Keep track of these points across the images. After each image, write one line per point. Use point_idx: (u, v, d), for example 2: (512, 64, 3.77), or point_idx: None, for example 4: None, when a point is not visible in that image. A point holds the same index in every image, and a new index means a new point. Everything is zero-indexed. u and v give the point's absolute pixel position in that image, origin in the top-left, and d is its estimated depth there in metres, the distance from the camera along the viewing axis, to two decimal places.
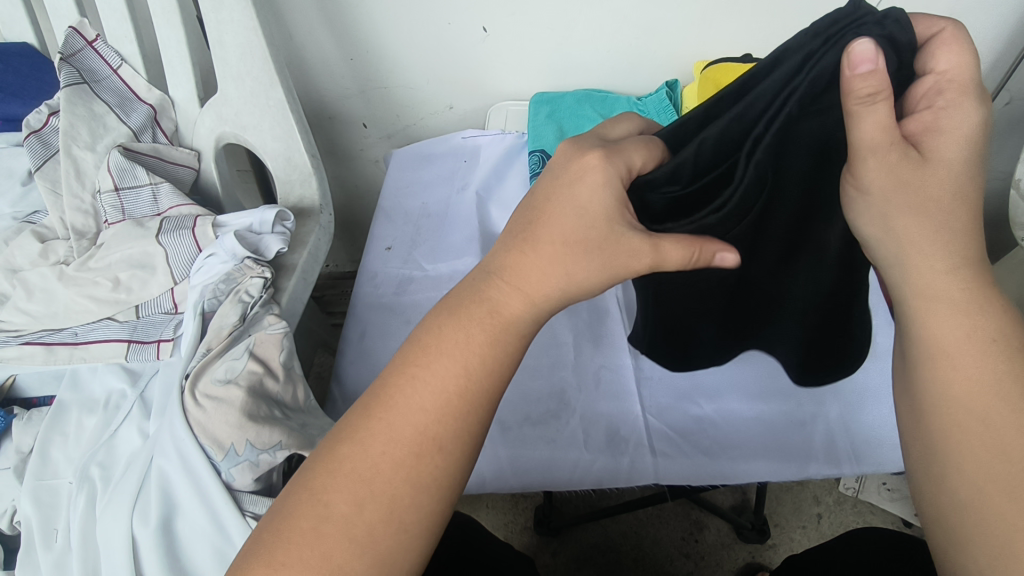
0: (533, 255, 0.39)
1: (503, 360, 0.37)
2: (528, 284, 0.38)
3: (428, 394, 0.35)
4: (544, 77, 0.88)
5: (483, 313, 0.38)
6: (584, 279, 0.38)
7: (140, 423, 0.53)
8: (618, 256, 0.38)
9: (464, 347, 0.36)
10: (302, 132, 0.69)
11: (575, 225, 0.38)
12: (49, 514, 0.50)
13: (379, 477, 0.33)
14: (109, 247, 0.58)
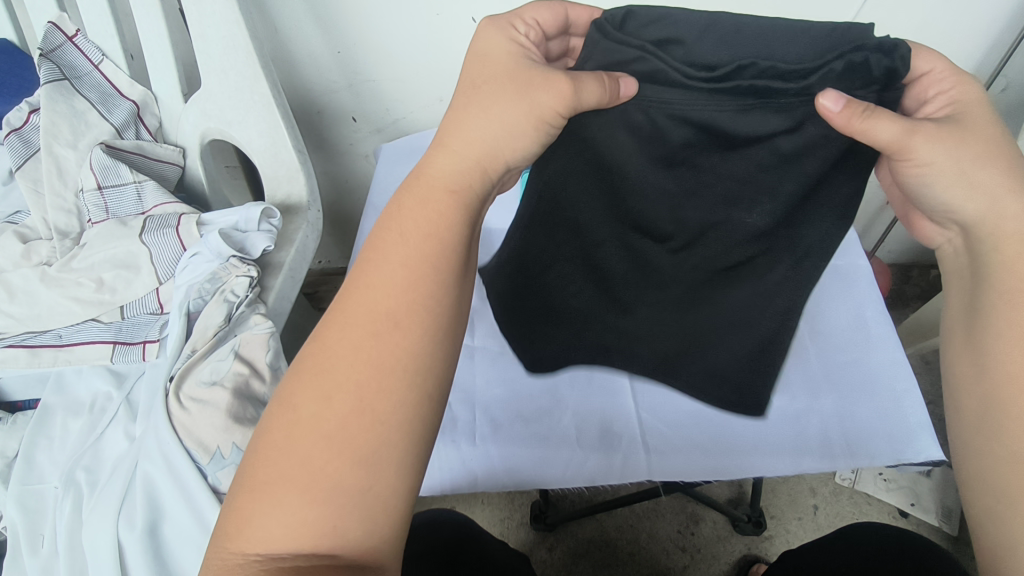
0: (466, 123, 0.40)
1: (442, 226, 0.38)
2: (461, 142, 0.40)
3: (375, 277, 0.36)
4: None
5: (424, 187, 0.39)
6: (487, 128, 0.40)
7: (125, 425, 0.52)
8: (526, 91, 0.39)
9: (403, 223, 0.38)
10: (288, 127, 0.68)
11: (492, 81, 0.40)
12: (34, 519, 0.50)
13: (341, 368, 0.33)
14: (92, 247, 0.57)
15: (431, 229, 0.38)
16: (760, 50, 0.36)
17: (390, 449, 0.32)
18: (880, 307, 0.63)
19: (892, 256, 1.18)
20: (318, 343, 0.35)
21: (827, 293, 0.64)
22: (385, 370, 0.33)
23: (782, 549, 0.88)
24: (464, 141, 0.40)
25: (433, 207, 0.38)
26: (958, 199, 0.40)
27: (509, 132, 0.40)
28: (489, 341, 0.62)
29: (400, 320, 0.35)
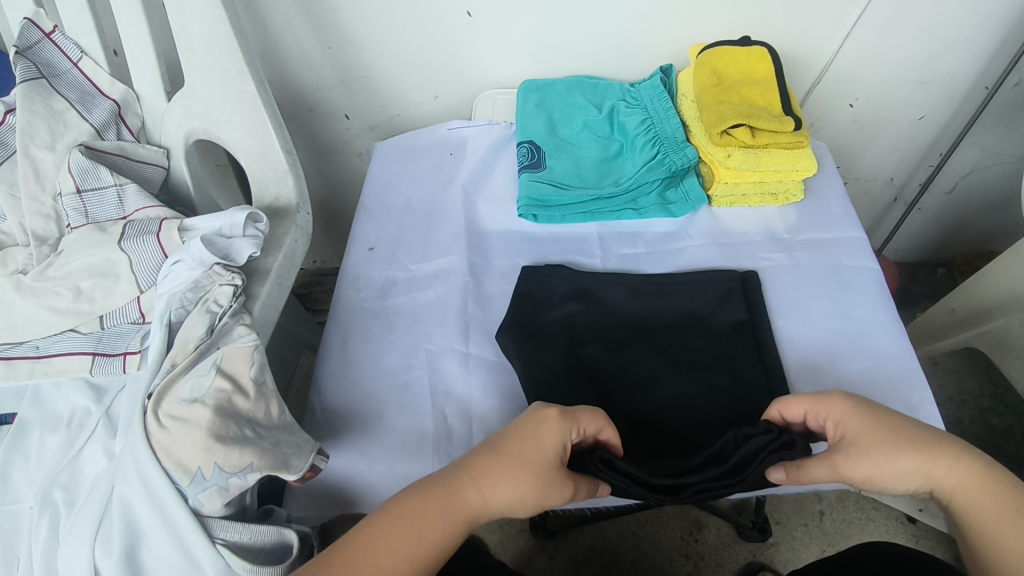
0: (501, 471, 0.42)
1: (442, 542, 0.40)
2: (490, 492, 0.41)
3: (399, 538, 0.39)
4: (532, 64, 0.84)
5: (439, 507, 0.40)
6: (507, 498, 0.41)
7: (105, 442, 0.50)
8: (541, 489, 0.41)
9: (409, 526, 0.40)
10: (275, 126, 0.65)
11: (517, 462, 0.42)
12: (10, 541, 0.48)
13: None
14: (69, 254, 0.54)
15: (429, 545, 0.40)
16: (713, 480, 0.43)
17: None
18: (893, 312, 0.60)
19: (899, 253, 1.18)
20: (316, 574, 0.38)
21: (838, 298, 0.62)
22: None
23: (787, 556, 0.86)
24: (482, 501, 0.41)
25: (437, 531, 0.40)
26: (890, 483, 0.43)
27: (515, 505, 0.41)
28: (485, 351, 0.60)
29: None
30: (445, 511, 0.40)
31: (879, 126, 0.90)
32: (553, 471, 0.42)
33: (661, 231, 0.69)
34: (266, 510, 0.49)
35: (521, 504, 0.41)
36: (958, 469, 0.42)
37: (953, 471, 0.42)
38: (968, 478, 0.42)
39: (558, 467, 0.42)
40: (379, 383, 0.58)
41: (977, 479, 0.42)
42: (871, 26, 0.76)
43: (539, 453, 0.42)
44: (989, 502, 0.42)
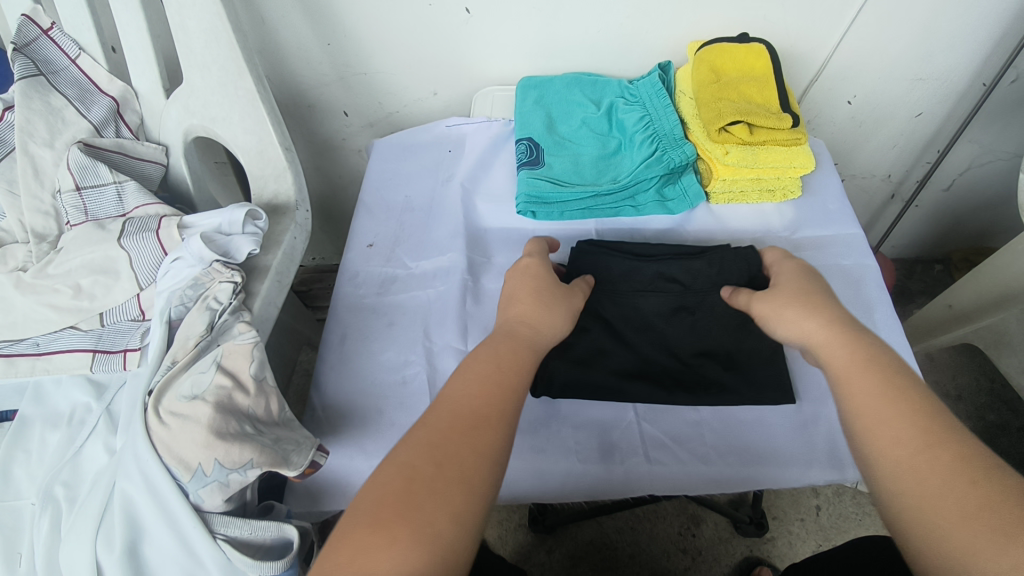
0: (527, 306, 0.48)
1: (518, 371, 0.42)
2: (524, 323, 0.47)
3: (477, 383, 0.40)
4: (531, 62, 0.84)
5: (504, 348, 0.44)
6: (540, 316, 0.48)
7: (105, 438, 0.50)
8: (561, 305, 0.50)
9: (485, 365, 0.42)
10: (274, 123, 0.65)
11: (524, 282, 0.51)
12: (12, 538, 0.48)
13: (452, 441, 0.36)
14: (69, 252, 0.55)
15: (512, 375, 0.41)
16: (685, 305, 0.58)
17: (477, 533, 0.33)
18: (888, 309, 0.61)
19: (897, 250, 1.18)
20: (397, 453, 0.35)
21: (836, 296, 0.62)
22: (486, 458, 0.36)
23: (784, 550, 0.87)
24: (525, 333, 0.46)
25: (519, 363, 0.43)
26: (790, 331, 0.47)
27: (551, 327, 0.48)
28: None
29: (487, 422, 0.37)
30: (505, 336, 0.45)
31: (876, 123, 0.91)
32: (560, 292, 0.51)
33: (660, 226, 0.70)
34: (267, 505, 0.49)
35: (552, 323, 0.48)
36: (848, 359, 0.42)
37: (847, 346, 0.43)
38: (857, 364, 0.41)
39: (563, 289, 0.52)
40: (378, 380, 0.58)
41: (867, 355, 0.41)
42: (870, 23, 0.76)
43: (542, 275, 0.53)
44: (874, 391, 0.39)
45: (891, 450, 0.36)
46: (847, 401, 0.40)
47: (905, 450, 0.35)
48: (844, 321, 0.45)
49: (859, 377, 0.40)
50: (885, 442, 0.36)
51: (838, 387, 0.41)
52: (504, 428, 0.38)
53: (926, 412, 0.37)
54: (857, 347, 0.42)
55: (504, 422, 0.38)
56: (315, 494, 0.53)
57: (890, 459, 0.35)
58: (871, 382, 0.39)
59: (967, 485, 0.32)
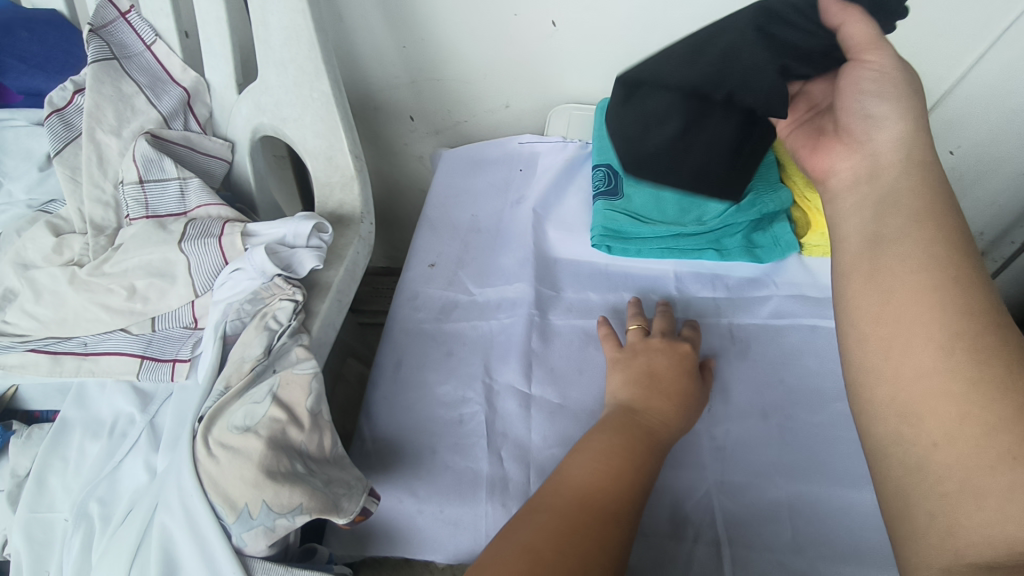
0: (662, 402, 0.50)
1: (642, 467, 0.45)
2: (657, 418, 0.49)
3: (604, 472, 0.44)
4: (613, 81, 0.79)
5: (629, 435, 0.47)
6: (669, 415, 0.49)
7: (147, 455, 0.47)
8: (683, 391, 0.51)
9: (604, 450, 0.45)
10: (347, 129, 0.61)
11: (670, 363, 0.53)
12: (42, 553, 0.45)
13: (574, 530, 0.39)
14: (128, 250, 0.52)
15: (628, 465, 0.44)
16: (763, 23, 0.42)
17: None
18: None
19: None
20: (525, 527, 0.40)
21: None
22: (605, 553, 0.39)
23: None
24: (656, 430, 0.48)
25: (642, 460, 0.45)
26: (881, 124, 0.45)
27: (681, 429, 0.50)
28: (548, 390, 0.56)
29: (606, 517, 0.41)
30: (633, 421, 0.48)
31: (978, 178, 0.84)
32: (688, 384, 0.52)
33: (744, 276, 0.64)
34: (309, 548, 0.46)
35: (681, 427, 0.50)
36: (912, 256, 0.39)
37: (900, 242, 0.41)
38: (919, 275, 0.39)
39: (690, 378, 0.52)
40: (433, 415, 0.54)
41: (918, 264, 0.39)
42: (990, 71, 0.70)
43: (694, 366, 0.54)
44: (925, 295, 0.38)
45: (924, 354, 0.36)
46: (891, 300, 0.39)
47: (953, 358, 0.35)
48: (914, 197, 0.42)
49: (920, 287, 0.38)
50: (923, 343, 0.37)
51: (881, 261, 0.41)
52: (624, 524, 0.41)
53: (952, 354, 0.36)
54: (930, 248, 0.39)
55: (622, 518, 0.41)
56: (359, 537, 0.50)
57: (928, 363, 0.36)
58: (900, 275, 0.39)
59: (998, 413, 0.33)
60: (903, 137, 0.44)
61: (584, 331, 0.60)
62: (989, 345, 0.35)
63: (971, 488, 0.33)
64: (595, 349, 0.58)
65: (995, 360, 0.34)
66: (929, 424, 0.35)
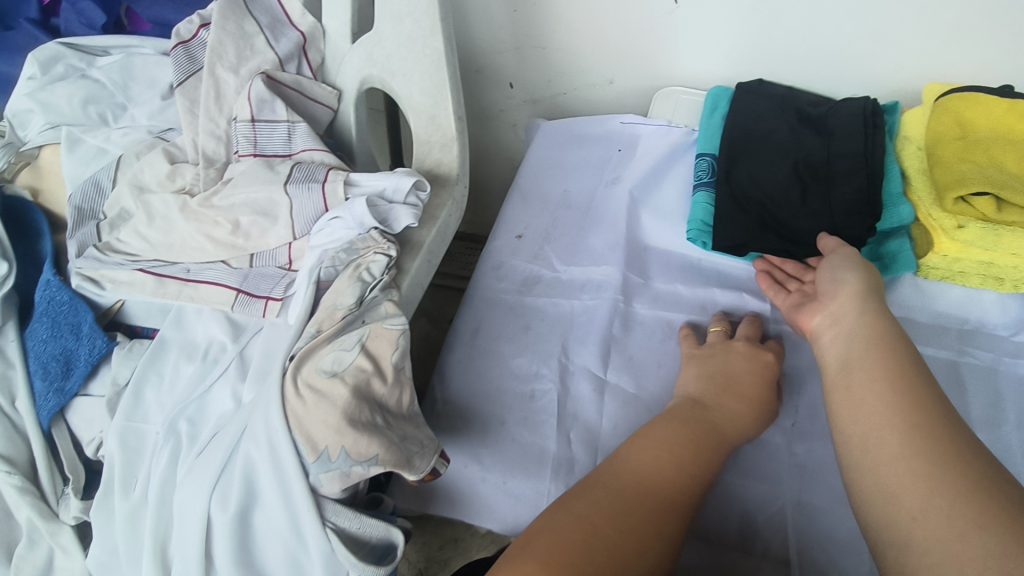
0: (732, 404, 0.48)
1: (704, 465, 0.44)
2: (725, 418, 0.47)
3: (667, 458, 0.43)
4: (727, 66, 0.75)
5: (693, 429, 0.46)
6: (739, 419, 0.48)
7: (235, 384, 0.49)
8: (756, 398, 0.49)
9: (663, 438, 0.45)
10: (454, 88, 0.60)
11: (750, 366, 0.51)
12: (132, 461, 0.48)
13: (631, 513, 0.40)
14: (237, 186, 0.54)
15: (692, 459, 0.43)
16: (857, 127, 0.61)
17: None
18: None
19: None
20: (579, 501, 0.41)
21: None
22: (661, 539, 0.39)
23: None
24: (722, 431, 0.46)
25: (707, 456, 0.44)
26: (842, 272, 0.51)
27: (746, 436, 0.48)
28: (624, 379, 0.54)
29: (666, 507, 0.41)
30: (701, 417, 0.47)
31: None
32: (766, 393, 0.49)
33: None
34: (375, 498, 0.47)
35: (748, 433, 0.48)
36: (877, 359, 0.42)
37: (870, 347, 0.43)
38: (880, 371, 0.41)
39: (767, 386, 0.50)
40: (505, 386, 0.54)
41: (879, 360, 0.42)
42: None
43: (775, 377, 0.51)
44: (890, 387, 0.40)
45: (891, 448, 0.37)
46: (861, 396, 0.41)
47: (917, 452, 0.36)
48: (881, 314, 0.46)
49: (889, 381, 0.40)
50: (888, 438, 0.37)
51: (852, 369, 0.43)
52: (682, 515, 0.41)
53: (921, 438, 0.36)
54: (888, 350, 0.42)
55: (682, 509, 0.41)
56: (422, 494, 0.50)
57: (893, 457, 0.36)
58: (870, 372, 0.41)
59: (977, 500, 0.32)
60: (859, 288, 0.49)
61: (667, 324, 0.58)
62: (951, 432, 0.36)
63: (959, 571, 0.30)
64: (677, 345, 0.56)
65: (965, 458, 0.35)
66: (904, 501, 0.34)
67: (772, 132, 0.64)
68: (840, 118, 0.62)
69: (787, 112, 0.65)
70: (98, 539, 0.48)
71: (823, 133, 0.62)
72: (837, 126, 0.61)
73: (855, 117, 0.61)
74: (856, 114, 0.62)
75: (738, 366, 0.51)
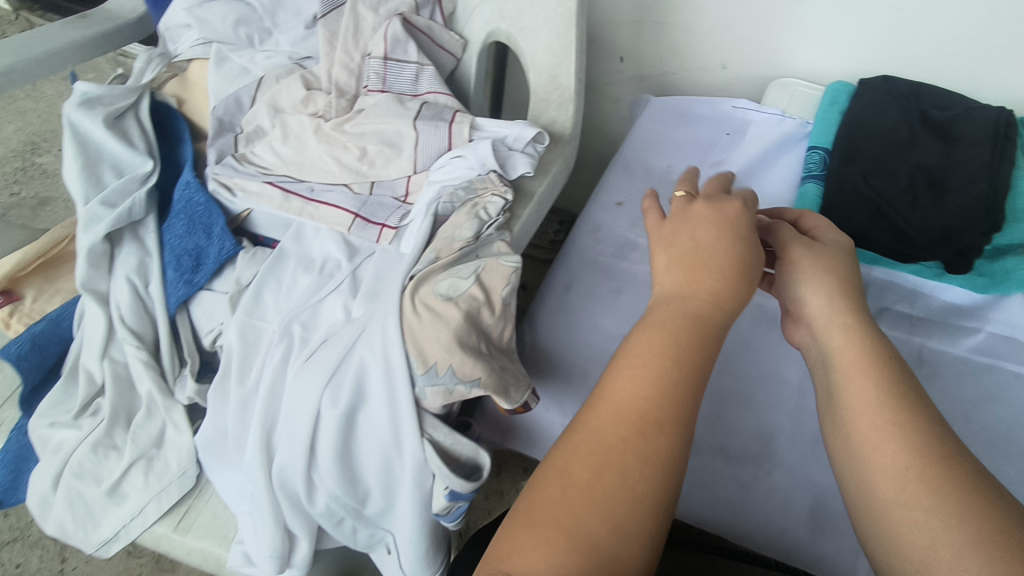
0: (705, 281, 0.40)
1: (687, 366, 0.37)
2: (703, 292, 0.40)
3: (642, 369, 0.37)
4: (850, 63, 0.74)
5: (671, 323, 0.39)
6: (705, 285, 0.40)
7: (346, 299, 0.53)
8: (732, 267, 0.40)
9: (639, 352, 0.38)
10: (579, 50, 0.61)
11: (712, 229, 0.42)
12: (250, 352, 0.53)
13: (612, 450, 0.35)
14: (369, 116, 0.57)
15: (673, 366, 0.37)
16: (981, 143, 0.58)
17: (638, 541, 0.33)
18: None
19: None
20: (559, 452, 0.36)
21: None
22: (648, 469, 0.34)
23: None
24: (698, 310, 0.39)
25: (686, 349, 0.38)
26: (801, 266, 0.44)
27: (730, 307, 0.40)
28: None
29: (651, 432, 0.35)
30: (677, 304, 0.40)
31: None
32: (745, 257, 0.41)
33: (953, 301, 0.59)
34: (464, 422, 0.49)
35: (733, 303, 0.40)
36: (872, 376, 0.38)
37: (864, 358, 0.39)
38: (880, 393, 0.37)
39: (740, 245, 0.41)
40: (593, 342, 0.56)
41: (879, 378, 0.37)
42: None
43: (747, 230, 0.42)
44: (892, 411, 0.36)
45: (898, 481, 0.34)
46: (859, 422, 0.37)
47: (911, 494, 0.33)
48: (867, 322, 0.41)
49: (889, 407, 0.36)
50: (890, 477, 0.34)
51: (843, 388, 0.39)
52: (670, 437, 0.35)
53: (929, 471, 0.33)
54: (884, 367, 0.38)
55: (670, 432, 0.35)
56: (504, 429, 0.53)
57: (893, 502, 0.33)
58: (869, 393, 0.37)
59: (989, 546, 0.30)
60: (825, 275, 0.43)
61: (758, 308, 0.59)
62: (962, 464, 0.33)
63: None
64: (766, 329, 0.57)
65: (976, 493, 0.32)
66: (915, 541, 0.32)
67: (889, 133, 0.63)
68: (964, 130, 0.60)
69: (910, 113, 0.63)
70: (211, 419, 0.53)
71: (946, 140, 0.61)
72: (962, 139, 0.59)
73: (980, 130, 0.59)
74: (984, 125, 0.59)
75: (704, 231, 0.42)
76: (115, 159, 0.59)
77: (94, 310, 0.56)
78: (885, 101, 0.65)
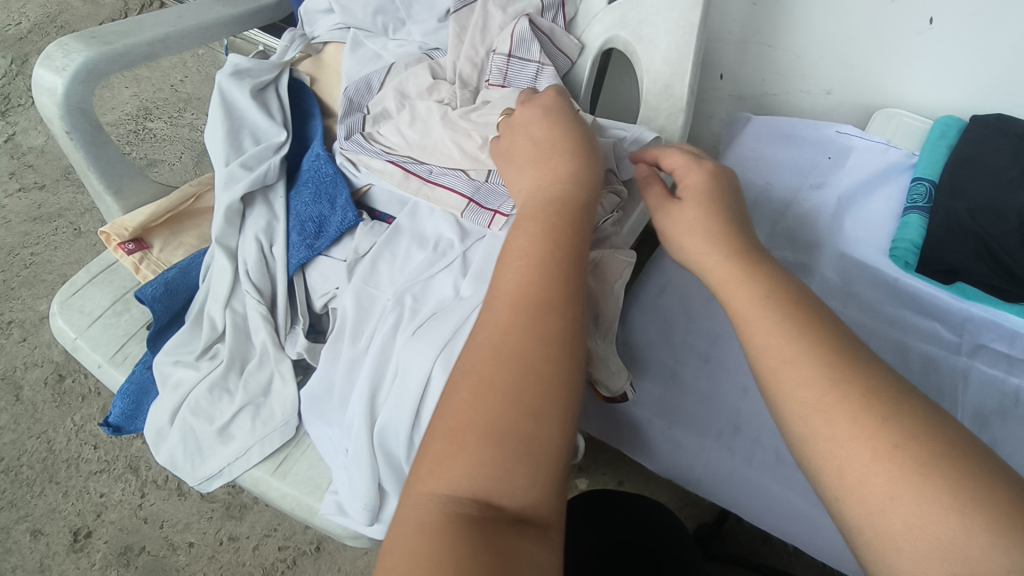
0: (547, 165, 0.48)
1: (560, 249, 0.42)
2: (555, 178, 0.47)
3: (523, 265, 0.41)
4: (963, 99, 0.73)
5: (540, 216, 0.44)
6: (553, 170, 0.47)
7: (457, 277, 0.56)
8: (554, 145, 0.49)
9: (525, 250, 0.42)
10: (696, 62, 0.63)
11: (546, 124, 0.50)
12: (364, 316, 0.56)
13: (511, 343, 0.38)
14: (494, 107, 0.61)
15: (547, 248, 0.42)
16: None
17: (549, 420, 0.36)
18: None
19: None
20: (465, 363, 0.39)
21: None
22: (547, 349, 0.38)
23: None
24: (564, 198, 0.45)
25: (555, 223, 0.44)
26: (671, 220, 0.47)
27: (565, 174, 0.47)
28: None
29: (542, 314, 0.39)
30: (544, 192, 0.46)
31: None
32: (564, 135, 0.49)
33: None
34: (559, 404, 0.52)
35: (563, 170, 0.47)
36: (784, 317, 0.38)
37: (759, 292, 0.40)
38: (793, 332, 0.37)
39: (563, 133, 0.49)
40: (683, 345, 0.58)
41: (775, 308, 0.38)
42: None
43: (577, 123, 0.51)
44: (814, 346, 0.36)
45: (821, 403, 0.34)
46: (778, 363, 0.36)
47: (830, 420, 0.33)
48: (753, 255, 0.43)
49: (810, 346, 0.36)
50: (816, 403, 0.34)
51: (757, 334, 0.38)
52: (562, 319, 0.39)
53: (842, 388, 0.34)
54: (788, 305, 0.38)
55: (562, 310, 0.39)
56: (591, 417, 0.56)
57: (828, 435, 0.33)
58: (776, 331, 0.37)
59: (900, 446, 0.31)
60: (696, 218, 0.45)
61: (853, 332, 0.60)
62: (872, 380, 0.34)
63: (934, 533, 0.29)
64: None
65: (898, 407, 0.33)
66: (853, 466, 0.32)
67: (999, 170, 0.62)
68: None
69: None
70: (320, 373, 0.57)
71: None
72: None
73: None
74: None
75: (537, 125, 0.51)
76: (254, 127, 0.65)
77: (222, 263, 0.61)
78: (994, 137, 0.64)
